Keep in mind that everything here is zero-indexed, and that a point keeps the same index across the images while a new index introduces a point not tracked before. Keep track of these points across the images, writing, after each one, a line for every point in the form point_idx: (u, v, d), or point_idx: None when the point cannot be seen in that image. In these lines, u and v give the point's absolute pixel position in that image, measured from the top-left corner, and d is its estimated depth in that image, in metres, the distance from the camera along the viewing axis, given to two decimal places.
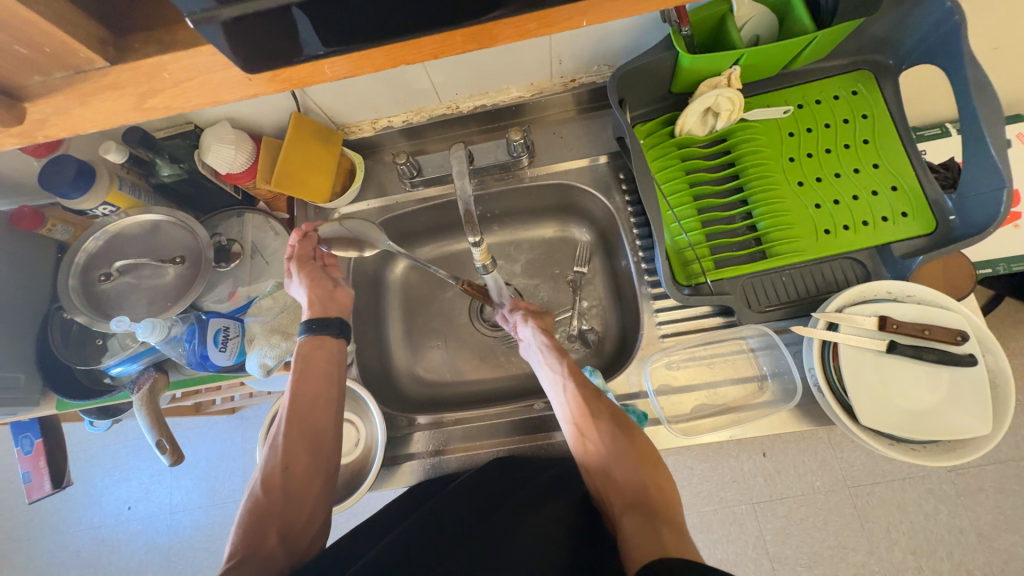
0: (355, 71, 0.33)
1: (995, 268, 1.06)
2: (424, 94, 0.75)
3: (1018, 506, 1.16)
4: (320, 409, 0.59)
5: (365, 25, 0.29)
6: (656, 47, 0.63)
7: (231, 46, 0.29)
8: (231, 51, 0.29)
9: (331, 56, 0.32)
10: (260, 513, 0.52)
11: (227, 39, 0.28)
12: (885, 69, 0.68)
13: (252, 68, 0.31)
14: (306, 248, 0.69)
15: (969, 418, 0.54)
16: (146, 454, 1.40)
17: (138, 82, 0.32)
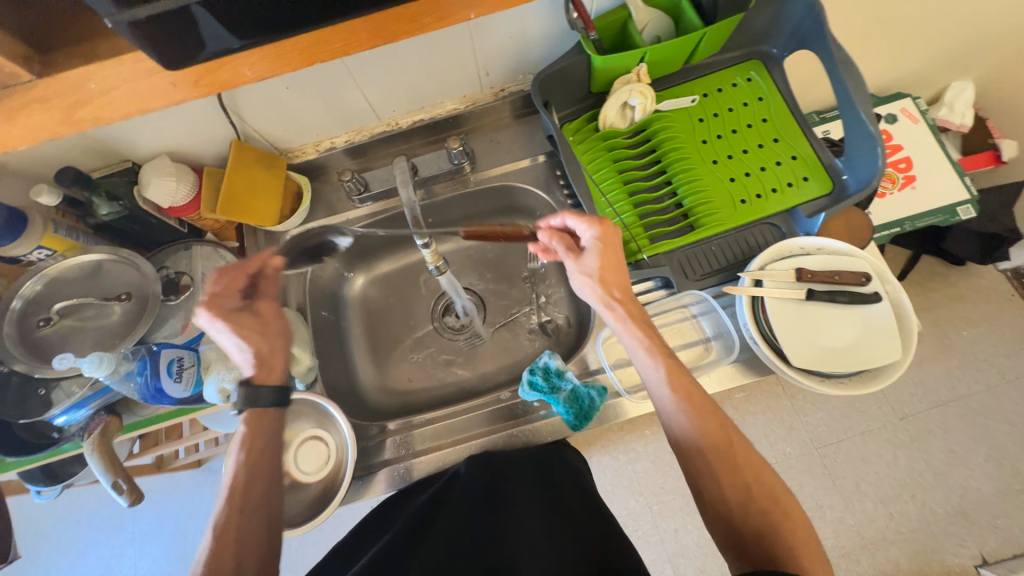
0: (272, 70, 0.41)
1: (900, 226, 1.20)
2: (362, 114, 0.79)
3: (963, 441, 1.26)
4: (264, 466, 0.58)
5: (273, 24, 0.36)
6: (570, 52, 0.70)
7: (153, 43, 0.34)
8: (155, 51, 0.35)
9: (252, 47, 0.39)
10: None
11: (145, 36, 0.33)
12: (771, 57, 0.78)
13: (175, 67, 0.37)
14: (219, 307, 0.62)
15: (883, 348, 0.61)
16: (104, 524, 1.30)
17: (66, 93, 0.37)
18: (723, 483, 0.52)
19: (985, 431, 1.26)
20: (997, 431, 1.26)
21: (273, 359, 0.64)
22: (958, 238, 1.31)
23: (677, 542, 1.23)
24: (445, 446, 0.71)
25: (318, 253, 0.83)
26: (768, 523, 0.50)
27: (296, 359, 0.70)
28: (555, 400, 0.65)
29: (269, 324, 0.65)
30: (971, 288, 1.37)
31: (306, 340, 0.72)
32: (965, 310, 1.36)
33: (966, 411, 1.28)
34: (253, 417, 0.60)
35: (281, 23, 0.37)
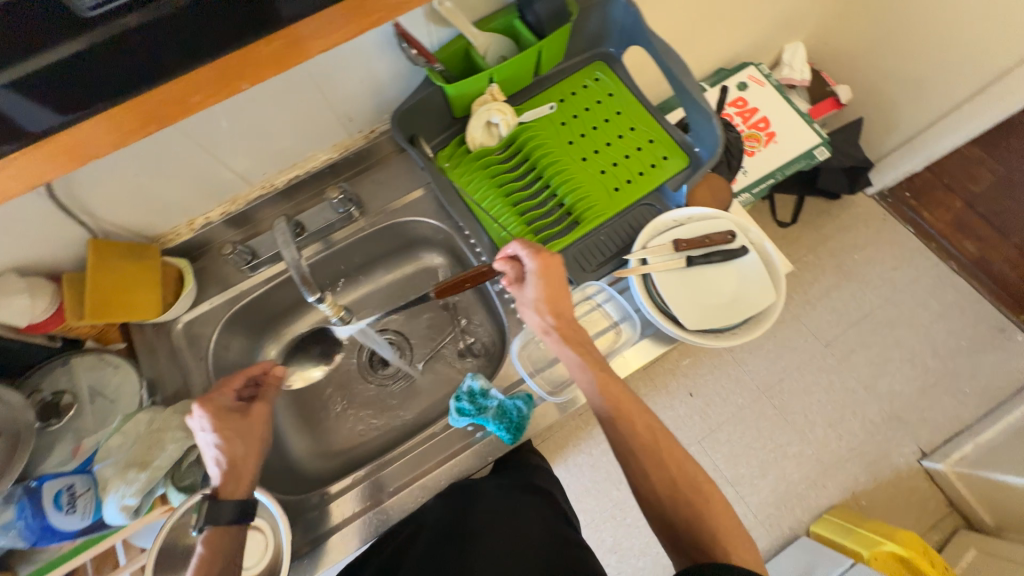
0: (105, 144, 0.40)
1: (774, 177, 1.33)
2: (231, 182, 0.77)
3: (880, 352, 1.40)
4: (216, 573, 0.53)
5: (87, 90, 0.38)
6: (422, 85, 0.73)
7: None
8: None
9: (88, 124, 0.38)
10: None
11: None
12: (611, 56, 0.84)
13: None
14: (220, 408, 0.61)
15: (758, 293, 0.67)
16: None
17: None
18: (651, 472, 0.55)
19: (895, 338, 1.41)
20: (904, 335, 1.41)
21: (243, 471, 0.59)
22: (828, 176, 1.48)
23: None
24: (391, 496, 0.69)
25: (216, 333, 0.78)
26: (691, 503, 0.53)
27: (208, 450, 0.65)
28: (484, 420, 0.65)
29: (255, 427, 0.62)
30: (852, 217, 1.54)
31: None
32: (853, 237, 1.52)
33: (875, 325, 1.42)
34: (214, 533, 0.55)
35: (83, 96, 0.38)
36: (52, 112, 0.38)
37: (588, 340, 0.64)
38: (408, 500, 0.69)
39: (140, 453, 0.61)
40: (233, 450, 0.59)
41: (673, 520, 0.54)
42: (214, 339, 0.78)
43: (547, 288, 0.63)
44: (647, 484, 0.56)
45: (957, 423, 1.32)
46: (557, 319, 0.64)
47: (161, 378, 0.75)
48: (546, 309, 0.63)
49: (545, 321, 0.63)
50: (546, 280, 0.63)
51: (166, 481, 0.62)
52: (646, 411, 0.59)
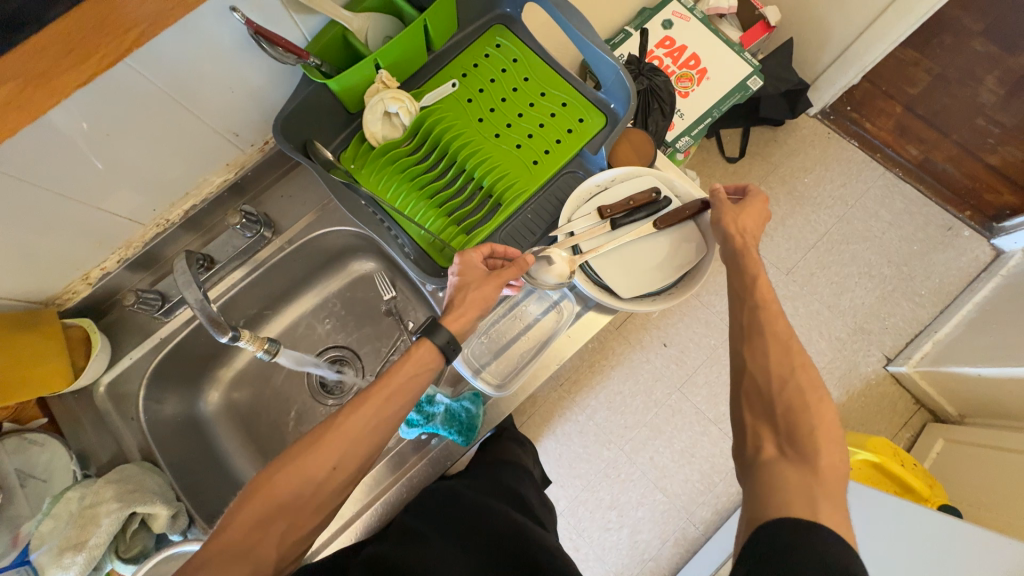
0: None
1: (711, 116, 1.30)
2: (119, 226, 0.70)
3: (839, 270, 1.43)
4: (393, 409, 0.53)
5: None
6: (303, 85, 0.66)
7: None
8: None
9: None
10: (278, 505, 0.48)
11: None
12: (509, 17, 0.78)
13: None
14: (473, 268, 0.61)
15: (688, 249, 0.65)
16: None
17: None
18: (771, 364, 0.50)
19: (852, 255, 1.43)
20: (861, 250, 1.43)
21: (466, 302, 0.59)
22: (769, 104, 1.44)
23: (657, 466, 1.31)
24: (355, 519, 0.67)
25: (144, 389, 0.73)
26: (789, 396, 0.48)
27: (151, 515, 0.62)
28: (432, 428, 0.65)
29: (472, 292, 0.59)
30: (798, 140, 1.53)
31: (153, 490, 0.64)
32: (801, 162, 1.51)
33: (831, 245, 1.44)
34: (426, 347, 0.56)
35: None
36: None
37: (758, 263, 0.57)
38: (374, 518, 0.66)
39: (75, 534, 0.58)
40: (461, 292, 0.59)
41: (774, 407, 0.48)
42: (142, 397, 0.73)
43: (754, 217, 0.61)
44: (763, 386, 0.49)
45: (917, 324, 1.37)
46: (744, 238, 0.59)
47: (91, 448, 0.70)
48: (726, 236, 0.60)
49: (729, 234, 0.60)
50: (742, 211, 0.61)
51: (111, 554, 0.60)
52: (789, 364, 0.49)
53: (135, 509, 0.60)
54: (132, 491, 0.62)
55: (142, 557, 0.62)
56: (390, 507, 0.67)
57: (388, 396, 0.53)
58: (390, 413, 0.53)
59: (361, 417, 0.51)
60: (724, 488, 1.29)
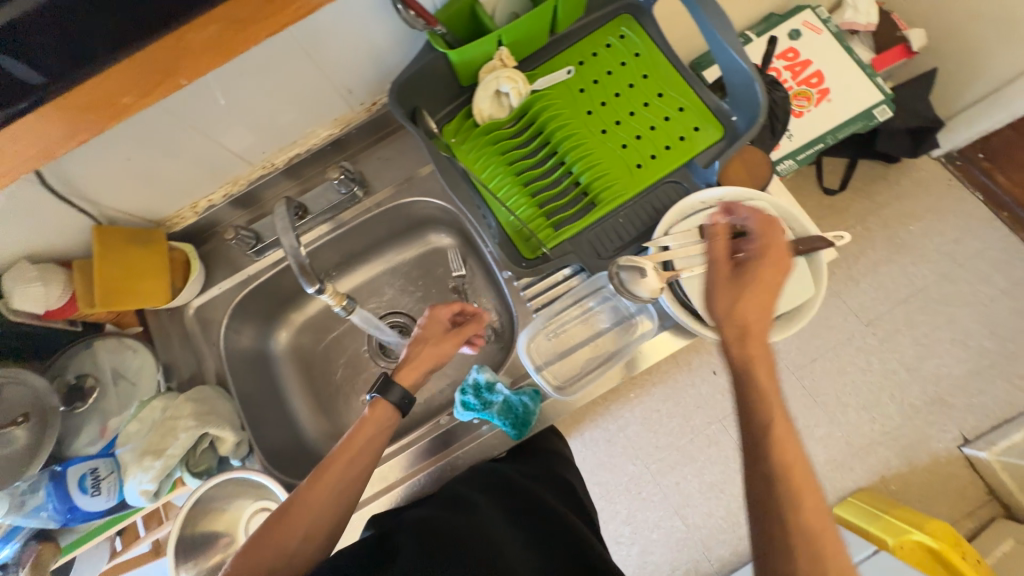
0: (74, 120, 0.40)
1: (823, 141, 1.18)
2: (231, 163, 0.74)
3: (930, 332, 1.23)
4: (358, 468, 0.56)
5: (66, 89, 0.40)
6: (424, 52, 0.66)
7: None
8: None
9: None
10: (257, 567, 0.49)
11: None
12: (639, 8, 0.74)
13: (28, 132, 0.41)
14: (436, 325, 0.66)
15: (793, 287, 0.60)
16: None
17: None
18: None
19: (949, 317, 1.23)
20: (968, 312, 1.23)
21: (421, 359, 0.63)
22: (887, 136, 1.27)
23: (680, 493, 1.26)
24: (401, 482, 0.68)
25: (227, 319, 0.78)
26: None
27: (220, 438, 0.66)
28: (488, 416, 0.64)
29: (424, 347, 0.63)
30: (911, 184, 1.32)
31: (223, 415, 0.68)
32: (912, 206, 1.30)
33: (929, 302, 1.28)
34: (381, 403, 0.59)
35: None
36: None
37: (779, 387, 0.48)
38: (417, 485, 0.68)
39: (156, 440, 0.63)
40: (421, 347, 0.64)
41: None
42: (224, 325, 0.78)
43: (749, 287, 0.50)
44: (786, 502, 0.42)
45: (1010, 409, 1.17)
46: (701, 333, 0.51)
47: (175, 363, 0.76)
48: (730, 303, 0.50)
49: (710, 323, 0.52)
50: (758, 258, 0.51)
51: (182, 466, 0.65)
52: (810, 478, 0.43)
53: (208, 430, 0.65)
54: (208, 413, 0.66)
55: (206, 474, 0.67)
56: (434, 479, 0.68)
57: (353, 456, 0.55)
58: (355, 473, 0.55)
59: (320, 492, 0.53)
60: (748, 530, 1.22)
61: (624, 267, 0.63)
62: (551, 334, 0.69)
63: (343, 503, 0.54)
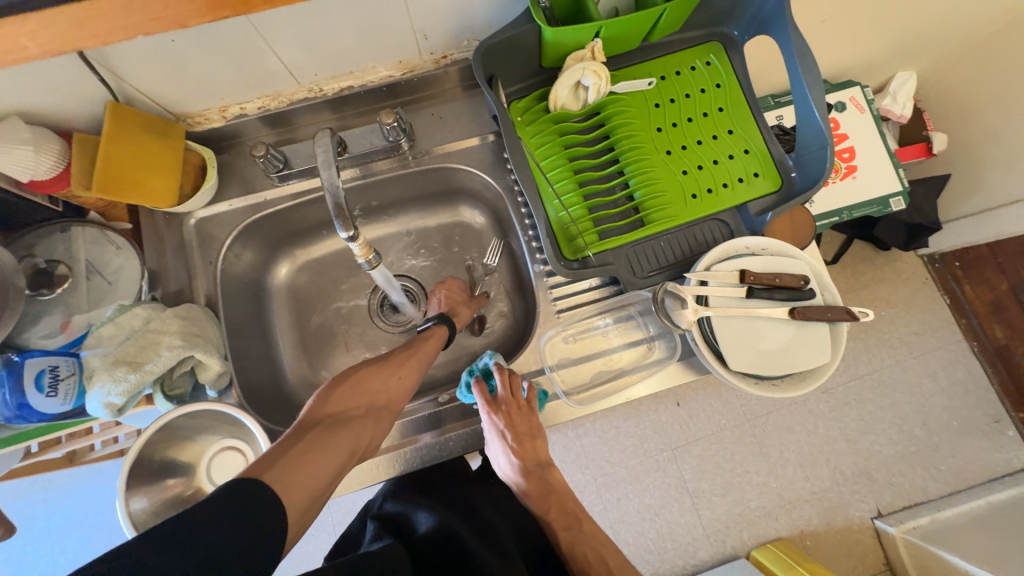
0: None
1: (839, 216, 1.09)
2: (277, 76, 0.67)
3: (874, 411, 1.25)
4: (423, 365, 0.65)
5: None
6: (518, 19, 0.62)
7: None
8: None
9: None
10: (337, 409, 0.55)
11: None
12: (732, 40, 0.73)
13: None
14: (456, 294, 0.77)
15: (813, 352, 0.61)
16: None
17: None
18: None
19: (892, 402, 1.25)
20: (919, 402, 1.26)
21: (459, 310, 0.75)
22: (887, 226, 1.23)
23: (619, 509, 1.22)
24: (393, 448, 0.66)
25: (231, 240, 0.72)
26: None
27: (203, 364, 0.62)
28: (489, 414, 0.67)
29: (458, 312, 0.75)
30: (893, 273, 1.33)
31: (212, 341, 0.63)
32: (890, 292, 1.32)
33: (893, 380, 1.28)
34: (438, 327, 0.69)
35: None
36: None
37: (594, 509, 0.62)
38: (407, 454, 0.66)
39: (133, 352, 0.58)
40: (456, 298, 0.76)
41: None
42: (226, 246, 0.72)
43: (520, 448, 0.63)
44: (584, 545, 0.66)
45: (921, 494, 1.20)
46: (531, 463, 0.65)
47: (164, 272, 0.69)
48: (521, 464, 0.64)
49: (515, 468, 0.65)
50: (517, 440, 0.63)
51: (156, 386, 0.60)
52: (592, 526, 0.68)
53: (194, 354, 0.60)
54: (195, 335, 0.61)
55: (179, 398, 0.62)
56: (429, 453, 0.66)
57: (421, 355, 0.66)
58: (421, 364, 0.65)
59: (395, 372, 0.61)
60: (673, 558, 1.19)
61: (668, 292, 0.64)
62: (572, 337, 0.70)
63: (407, 388, 0.62)
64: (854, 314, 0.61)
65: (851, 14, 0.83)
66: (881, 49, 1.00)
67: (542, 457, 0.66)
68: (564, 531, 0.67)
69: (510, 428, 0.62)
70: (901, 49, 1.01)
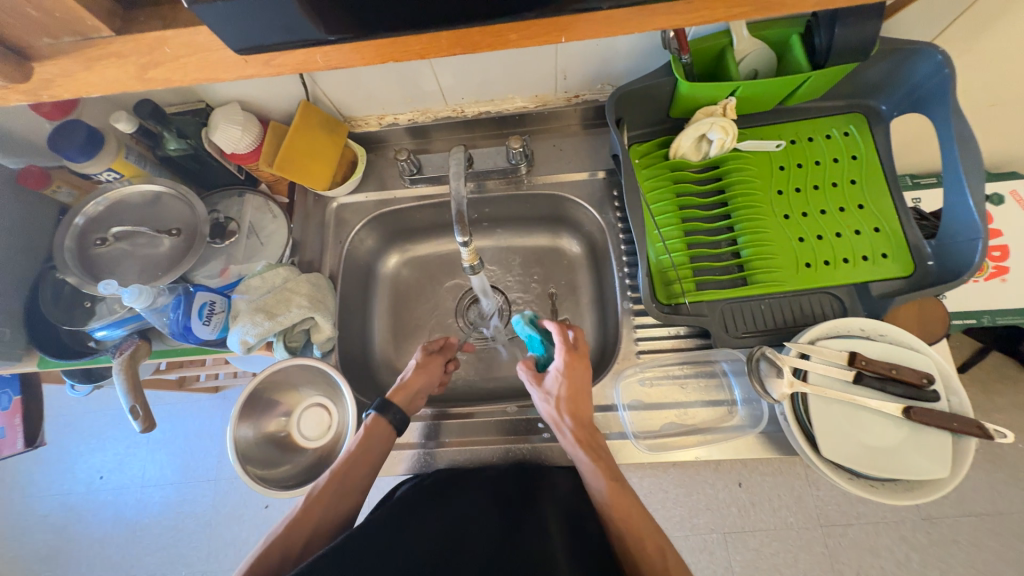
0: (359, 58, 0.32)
1: (977, 319, 0.94)
2: (430, 96, 0.78)
3: (992, 563, 1.01)
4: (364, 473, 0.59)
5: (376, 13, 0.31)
6: (657, 71, 0.66)
7: (229, 26, 0.30)
8: (267, 30, 0.31)
9: (349, 42, 0.33)
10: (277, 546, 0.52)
11: (240, 18, 0.29)
12: (877, 114, 0.70)
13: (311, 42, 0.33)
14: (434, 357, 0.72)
15: (928, 461, 0.54)
16: (99, 426, 1.37)
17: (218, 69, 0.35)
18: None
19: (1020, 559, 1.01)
20: None
21: (416, 388, 0.68)
22: None
23: None
24: (417, 446, 0.71)
25: (360, 227, 0.83)
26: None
27: (318, 327, 0.72)
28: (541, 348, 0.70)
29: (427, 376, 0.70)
30: None
31: (329, 309, 0.73)
32: None
33: None
34: (375, 421, 0.62)
35: (378, 24, 0.32)
36: (322, 29, 0.31)
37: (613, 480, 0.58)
38: (423, 456, 0.70)
39: (271, 303, 0.69)
40: (417, 373, 0.69)
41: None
42: (355, 231, 0.83)
43: (565, 395, 0.61)
44: (629, 501, 0.54)
45: None
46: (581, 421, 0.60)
47: (304, 243, 0.82)
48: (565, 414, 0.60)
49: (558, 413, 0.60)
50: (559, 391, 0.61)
51: (279, 335, 0.70)
52: (638, 502, 0.54)
53: (314, 316, 0.70)
54: (318, 301, 0.72)
55: (293, 350, 0.72)
56: (442, 459, 0.70)
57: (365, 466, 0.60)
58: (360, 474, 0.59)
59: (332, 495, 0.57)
60: None
61: (765, 356, 0.61)
62: (650, 381, 0.69)
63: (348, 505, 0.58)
64: (988, 431, 0.53)
65: None
66: None
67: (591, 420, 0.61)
68: (609, 480, 0.55)
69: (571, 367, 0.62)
70: None
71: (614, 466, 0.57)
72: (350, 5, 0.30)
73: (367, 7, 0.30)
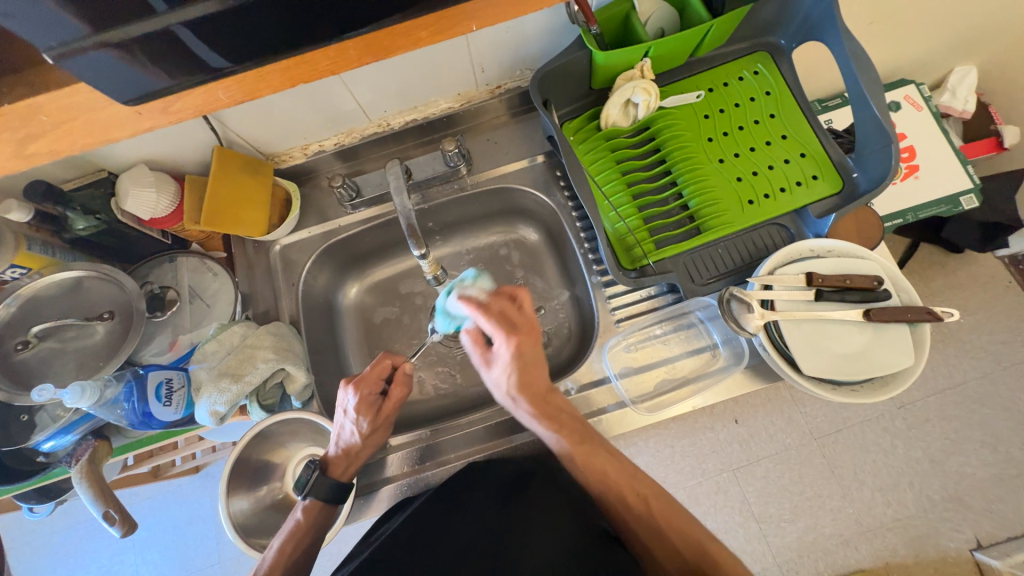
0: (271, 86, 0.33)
1: (903, 217, 1.02)
2: (351, 115, 0.75)
3: (961, 429, 1.11)
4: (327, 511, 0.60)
5: (265, 35, 0.30)
6: (571, 47, 0.67)
7: (116, 73, 0.29)
8: (150, 72, 0.30)
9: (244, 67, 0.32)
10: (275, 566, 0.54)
11: (123, 63, 0.29)
12: (779, 49, 0.75)
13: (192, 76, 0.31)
14: (369, 411, 0.62)
15: (894, 354, 0.59)
16: (72, 545, 1.24)
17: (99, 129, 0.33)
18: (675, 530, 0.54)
19: (982, 419, 1.11)
20: (1009, 420, 1.11)
21: (357, 453, 0.63)
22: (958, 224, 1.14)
23: None
24: (424, 470, 0.70)
25: (310, 263, 0.79)
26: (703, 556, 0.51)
27: (291, 376, 0.69)
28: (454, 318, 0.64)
29: (355, 448, 0.62)
30: (969, 278, 1.21)
31: (299, 355, 0.70)
32: (968, 299, 1.19)
33: (987, 396, 1.13)
34: (313, 504, 0.59)
35: (268, 42, 0.31)
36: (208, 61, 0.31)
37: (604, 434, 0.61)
38: (404, 486, 0.69)
39: (234, 365, 0.64)
40: (355, 440, 0.62)
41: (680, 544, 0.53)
42: (306, 269, 0.79)
43: (518, 374, 0.58)
44: (598, 459, 0.57)
45: None
46: (542, 403, 0.59)
47: (254, 295, 0.77)
48: (519, 390, 0.59)
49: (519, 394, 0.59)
50: (515, 369, 0.58)
51: (252, 397, 0.66)
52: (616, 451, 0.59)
53: (285, 366, 0.67)
54: (286, 350, 0.68)
55: (270, 408, 0.68)
56: (430, 482, 0.69)
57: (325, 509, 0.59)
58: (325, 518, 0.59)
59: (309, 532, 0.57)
60: None
61: (735, 297, 0.64)
62: (634, 345, 0.71)
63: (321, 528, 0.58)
64: (937, 314, 0.58)
65: (900, 13, 0.82)
66: (937, 45, 0.97)
67: (548, 387, 0.61)
68: (579, 447, 0.57)
69: (518, 353, 0.58)
70: (961, 42, 0.97)
71: (580, 429, 0.59)
72: (236, 32, 0.29)
73: (239, 32, 0.29)
